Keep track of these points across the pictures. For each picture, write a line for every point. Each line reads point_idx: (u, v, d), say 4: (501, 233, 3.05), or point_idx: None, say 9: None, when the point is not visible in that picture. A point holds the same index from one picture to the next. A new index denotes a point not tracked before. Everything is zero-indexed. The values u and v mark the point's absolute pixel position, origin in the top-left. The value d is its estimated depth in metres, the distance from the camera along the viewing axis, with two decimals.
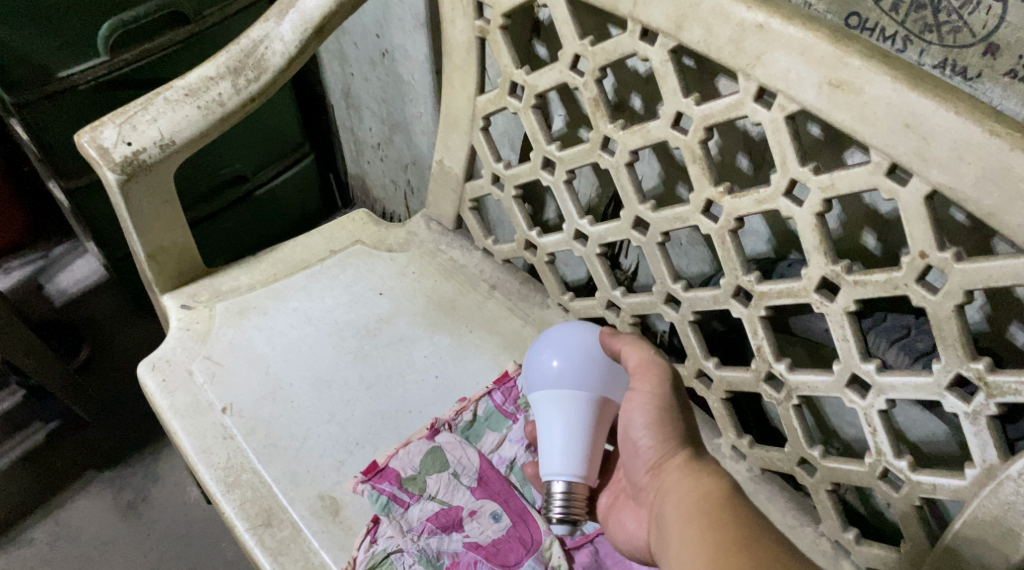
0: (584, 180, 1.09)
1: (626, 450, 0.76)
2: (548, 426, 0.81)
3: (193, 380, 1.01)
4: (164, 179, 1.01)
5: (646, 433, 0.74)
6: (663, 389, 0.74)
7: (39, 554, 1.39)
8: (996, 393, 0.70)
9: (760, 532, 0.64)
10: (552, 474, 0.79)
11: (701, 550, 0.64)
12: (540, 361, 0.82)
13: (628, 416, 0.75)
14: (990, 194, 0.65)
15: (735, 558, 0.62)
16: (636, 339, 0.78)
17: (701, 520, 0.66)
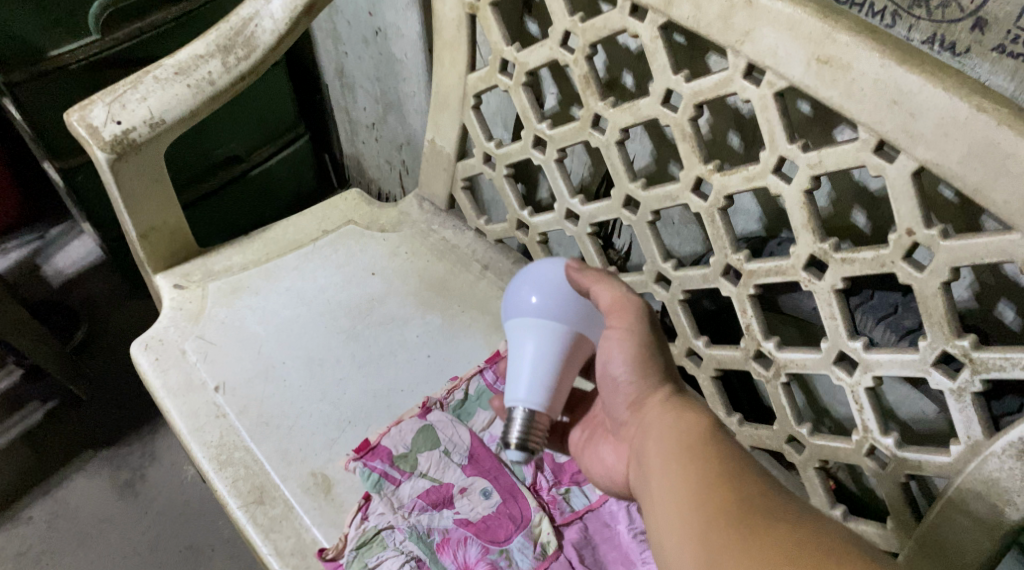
0: (576, 159, 1.08)
1: (604, 386, 0.78)
2: (518, 356, 0.80)
3: (186, 358, 1.02)
4: (154, 158, 1.01)
5: (626, 368, 0.76)
6: (639, 325, 0.76)
7: (37, 532, 1.41)
8: (981, 369, 0.70)
9: (742, 459, 0.67)
10: (515, 403, 0.78)
11: (685, 476, 0.66)
12: (518, 294, 0.81)
13: (607, 352, 0.77)
14: (976, 170, 0.65)
15: (719, 483, 0.64)
16: (607, 276, 0.79)
17: (684, 450, 0.68)
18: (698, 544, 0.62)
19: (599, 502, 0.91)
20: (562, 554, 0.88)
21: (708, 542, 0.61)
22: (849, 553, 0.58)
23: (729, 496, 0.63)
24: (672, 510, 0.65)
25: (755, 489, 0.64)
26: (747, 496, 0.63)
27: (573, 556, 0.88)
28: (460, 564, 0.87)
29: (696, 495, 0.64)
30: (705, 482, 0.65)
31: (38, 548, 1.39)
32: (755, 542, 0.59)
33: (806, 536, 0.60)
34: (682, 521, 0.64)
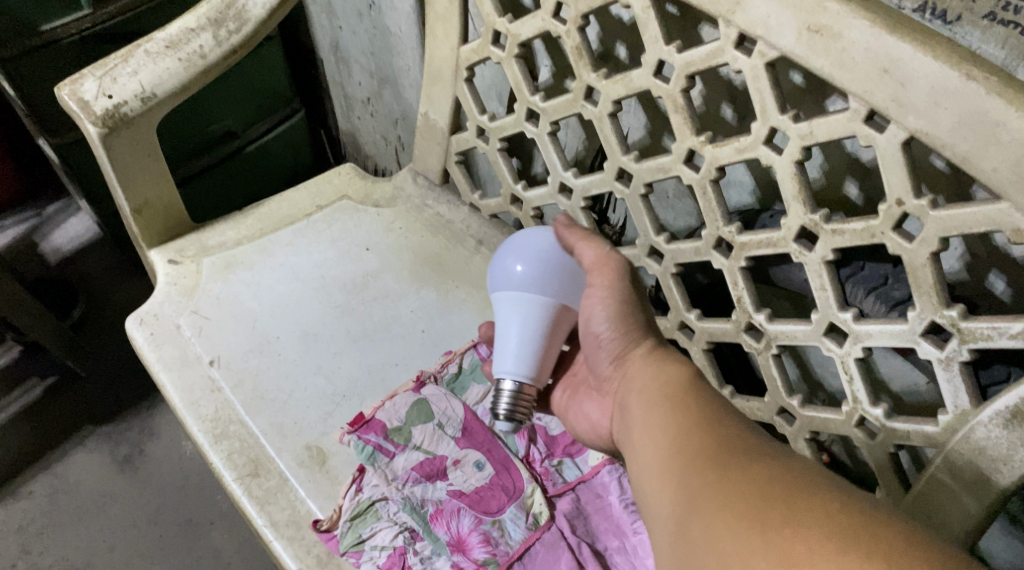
0: (570, 133, 1.08)
1: (588, 343, 0.83)
2: (505, 327, 0.83)
3: (181, 333, 1.02)
4: (146, 132, 1.01)
5: (608, 325, 0.80)
6: (622, 283, 0.80)
7: (39, 506, 1.42)
8: (969, 339, 0.70)
9: (723, 409, 0.69)
10: (502, 374, 0.82)
11: (666, 425, 0.70)
12: (504, 264, 0.83)
13: (589, 310, 0.81)
14: (966, 139, 0.65)
15: (694, 429, 0.67)
16: (592, 235, 0.83)
17: (665, 402, 0.72)
18: (677, 487, 0.64)
19: (591, 473, 0.92)
20: (555, 524, 0.88)
21: (684, 483, 0.64)
22: (819, 484, 0.59)
23: (705, 440, 0.66)
24: (654, 458, 0.68)
25: (731, 434, 0.66)
26: (722, 438, 0.66)
27: (566, 526, 0.88)
28: (453, 535, 0.88)
29: (674, 441, 0.67)
30: (683, 429, 0.68)
31: (40, 522, 1.40)
32: (728, 478, 0.62)
33: (778, 470, 0.61)
34: (663, 469, 0.66)
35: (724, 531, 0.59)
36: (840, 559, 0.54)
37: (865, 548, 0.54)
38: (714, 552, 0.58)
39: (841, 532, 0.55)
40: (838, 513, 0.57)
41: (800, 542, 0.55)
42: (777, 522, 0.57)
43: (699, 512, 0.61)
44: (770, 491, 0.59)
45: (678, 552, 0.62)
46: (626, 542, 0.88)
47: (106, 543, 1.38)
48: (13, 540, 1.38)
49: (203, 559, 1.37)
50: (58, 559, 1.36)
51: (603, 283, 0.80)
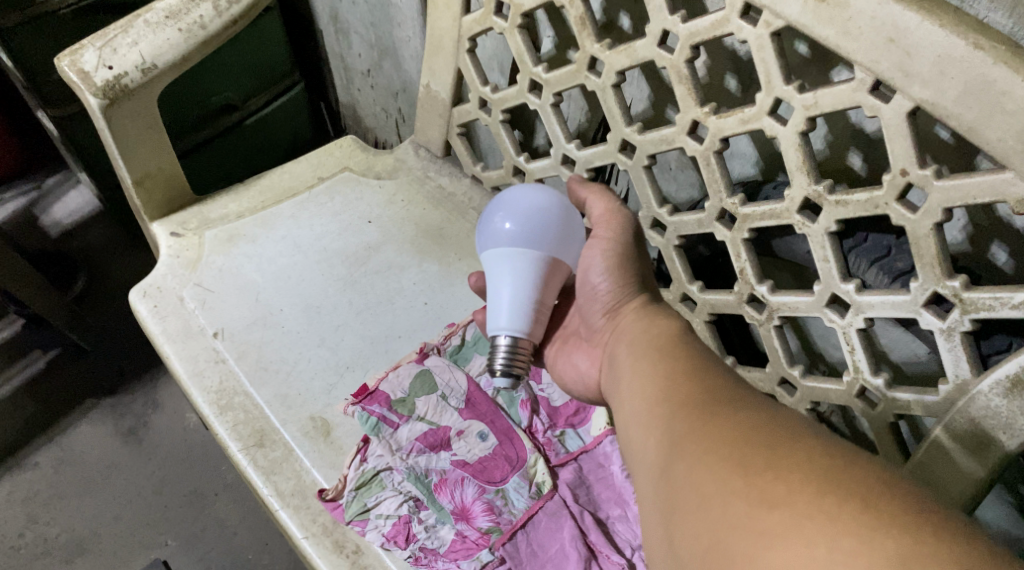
0: (572, 104, 1.07)
1: (583, 294, 0.84)
2: (496, 284, 0.83)
3: (184, 305, 1.02)
4: (146, 104, 1.00)
5: (605, 276, 0.81)
6: (623, 234, 0.82)
7: (44, 477, 1.43)
8: (970, 310, 0.71)
9: (712, 364, 0.70)
10: (497, 330, 0.82)
11: (654, 376, 0.70)
12: (492, 223, 0.84)
13: (588, 261, 0.83)
14: (971, 108, 0.65)
15: (682, 380, 0.68)
16: (603, 191, 0.86)
17: (657, 356, 0.72)
18: (663, 431, 0.65)
19: (594, 443, 0.93)
20: (558, 493, 0.89)
21: (670, 427, 0.64)
22: (803, 432, 0.60)
23: (694, 389, 0.66)
24: (640, 404, 0.69)
25: (720, 385, 0.67)
26: (709, 387, 0.66)
27: (568, 495, 0.89)
28: (457, 504, 0.89)
29: (662, 390, 0.68)
30: (673, 380, 0.68)
31: (45, 493, 1.41)
32: (714, 423, 0.62)
33: (763, 418, 0.62)
34: (649, 415, 0.67)
35: (706, 471, 0.59)
36: (819, 501, 0.54)
37: (844, 491, 0.54)
38: (695, 493, 0.59)
39: (820, 475, 0.56)
40: (820, 458, 0.57)
41: (780, 484, 0.56)
42: (760, 466, 0.58)
43: (683, 456, 0.61)
44: (756, 436, 0.60)
45: (660, 494, 0.62)
46: (628, 511, 0.89)
47: (112, 513, 1.39)
48: (19, 510, 1.40)
49: (208, 529, 1.38)
50: (64, 529, 1.38)
51: (604, 232, 0.82)
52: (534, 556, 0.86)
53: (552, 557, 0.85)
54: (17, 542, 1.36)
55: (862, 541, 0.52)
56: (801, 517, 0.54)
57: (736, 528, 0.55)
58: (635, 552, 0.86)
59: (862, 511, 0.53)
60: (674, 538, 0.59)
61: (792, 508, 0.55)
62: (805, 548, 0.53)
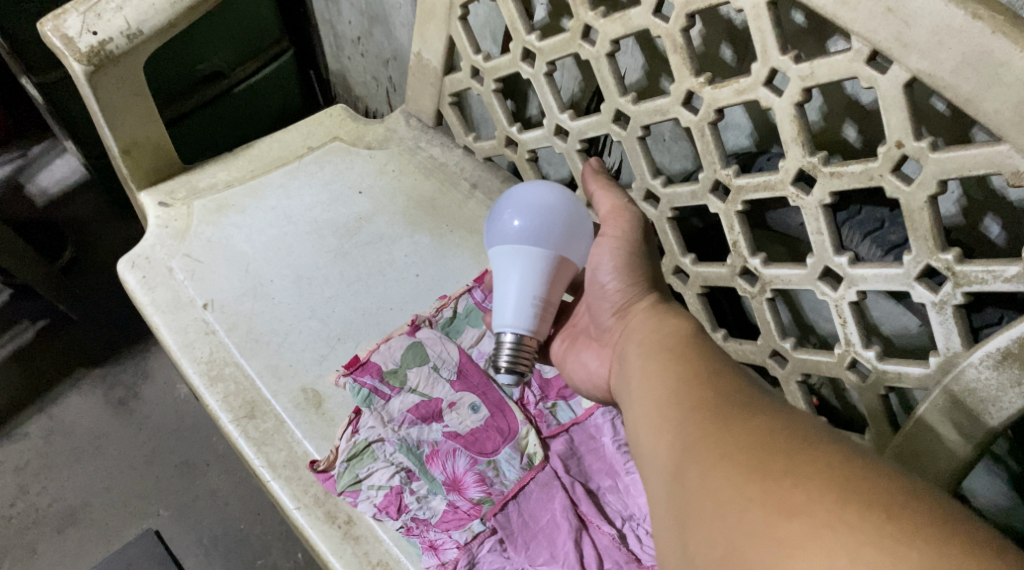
0: (566, 73, 1.06)
1: (592, 294, 0.84)
2: (502, 280, 0.83)
3: (173, 276, 1.01)
4: (132, 71, 0.99)
5: (612, 275, 0.82)
6: (631, 231, 0.83)
7: (35, 448, 1.43)
8: (963, 283, 0.71)
9: (724, 364, 0.70)
10: (502, 327, 0.82)
11: (665, 376, 0.70)
12: (501, 220, 0.83)
13: (596, 259, 0.83)
14: (968, 79, 0.64)
15: (693, 380, 0.68)
16: (610, 186, 0.86)
17: (669, 355, 0.72)
18: (673, 434, 0.65)
19: (585, 415, 0.93)
20: (549, 465, 0.90)
21: (681, 430, 0.64)
22: (818, 438, 0.60)
23: (705, 391, 0.66)
24: (649, 405, 0.69)
25: (731, 387, 0.67)
26: (721, 389, 0.66)
27: (559, 467, 0.90)
28: (449, 474, 0.89)
29: (673, 391, 0.68)
30: (684, 380, 0.68)
31: (37, 463, 1.41)
32: (727, 426, 0.62)
33: (778, 423, 0.62)
34: (659, 416, 0.67)
35: (721, 478, 0.59)
36: (840, 512, 0.54)
37: (865, 501, 0.55)
38: (708, 500, 0.59)
39: (839, 484, 0.56)
40: (839, 466, 0.57)
41: (799, 492, 0.56)
42: (777, 474, 0.58)
43: (696, 461, 0.61)
44: (772, 443, 0.60)
45: (672, 498, 0.62)
46: (619, 482, 0.89)
47: (104, 483, 1.39)
48: (11, 480, 1.39)
49: (200, 499, 1.39)
50: (56, 498, 1.38)
51: (613, 229, 0.83)
52: (525, 527, 0.86)
53: (544, 528, 0.86)
54: (10, 511, 1.36)
55: (884, 551, 0.52)
56: (821, 527, 0.54)
57: (754, 536, 0.56)
58: (626, 522, 0.87)
59: (884, 521, 0.54)
60: (687, 542, 0.59)
61: (812, 518, 0.55)
62: (826, 558, 0.53)
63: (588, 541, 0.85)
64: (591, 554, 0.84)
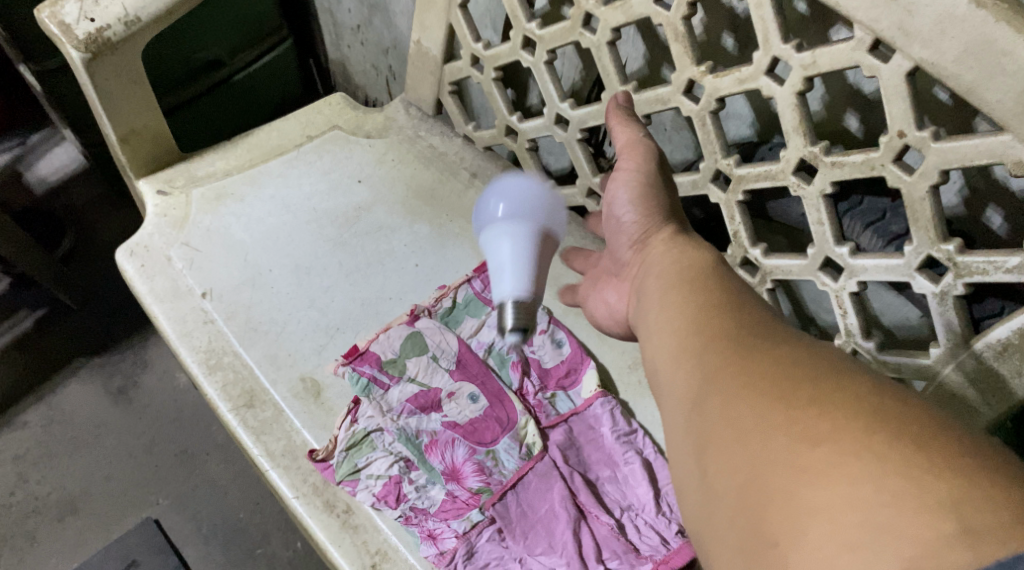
0: (567, 62, 1.05)
1: (612, 228, 0.85)
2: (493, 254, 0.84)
3: (171, 265, 1.01)
4: (130, 58, 0.98)
5: (631, 209, 0.83)
6: (645, 164, 0.82)
7: (34, 436, 1.43)
8: (964, 273, 0.70)
9: (748, 301, 0.70)
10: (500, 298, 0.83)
11: (686, 310, 0.70)
12: (484, 209, 0.89)
13: (616, 192, 0.84)
14: (970, 68, 0.64)
15: (714, 315, 0.68)
16: (629, 118, 0.85)
17: (687, 289, 0.72)
18: (693, 364, 0.65)
19: (584, 405, 0.92)
20: (548, 454, 0.89)
21: (702, 362, 0.65)
22: (845, 368, 0.60)
23: (727, 325, 0.66)
24: (670, 338, 0.69)
25: (754, 321, 0.66)
26: (744, 323, 0.66)
27: (558, 456, 0.89)
28: (448, 464, 0.89)
29: (694, 324, 0.68)
30: (706, 314, 0.68)
31: (36, 451, 1.41)
32: (750, 357, 0.62)
33: (807, 357, 0.61)
34: (682, 350, 0.67)
35: (743, 405, 0.59)
36: (866, 440, 0.54)
37: (892, 432, 0.54)
38: (728, 426, 0.59)
39: (865, 411, 0.55)
40: (865, 395, 0.56)
41: (823, 418, 0.56)
42: (801, 400, 0.57)
43: (716, 391, 0.62)
44: (796, 372, 0.60)
45: (691, 427, 0.62)
46: (618, 472, 0.89)
47: (103, 472, 1.39)
48: (10, 468, 1.39)
49: (199, 488, 1.39)
50: (55, 487, 1.38)
51: (629, 163, 0.82)
52: (524, 516, 0.86)
53: (542, 517, 0.86)
54: (9, 500, 1.36)
55: (906, 479, 0.51)
56: (843, 451, 0.53)
57: (775, 462, 0.56)
58: (624, 512, 0.87)
59: (911, 450, 0.53)
60: (707, 472, 0.59)
61: (837, 445, 0.54)
62: (848, 483, 0.52)
63: (587, 531, 0.85)
64: (589, 544, 0.84)
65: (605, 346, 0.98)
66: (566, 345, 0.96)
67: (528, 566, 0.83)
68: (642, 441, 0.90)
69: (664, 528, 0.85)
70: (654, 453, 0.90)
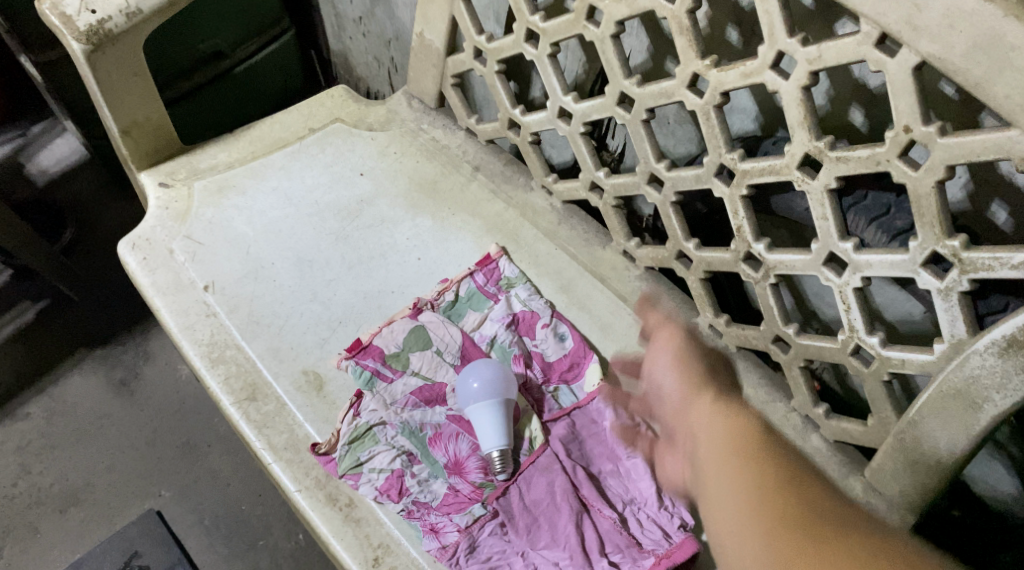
0: (570, 55, 1.05)
1: (651, 395, 0.85)
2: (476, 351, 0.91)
3: (173, 258, 1.01)
4: (132, 50, 0.98)
5: (672, 377, 0.84)
6: (682, 340, 0.85)
7: (36, 428, 1.43)
8: (970, 270, 0.70)
9: (802, 471, 0.73)
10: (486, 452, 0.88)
11: (740, 489, 0.72)
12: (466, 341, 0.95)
13: (656, 368, 0.85)
14: (979, 64, 0.64)
15: (775, 496, 0.70)
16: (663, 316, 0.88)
17: (743, 456, 0.74)
18: (759, 552, 0.68)
19: (586, 400, 0.93)
20: (549, 448, 0.89)
21: (760, 553, 0.68)
22: (900, 551, 0.64)
23: (786, 503, 0.70)
24: (725, 535, 0.71)
25: (810, 493, 0.70)
26: (804, 495, 0.70)
27: (560, 450, 0.90)
28: (451, 457, 0.89)
29: (752, 504, 0.71)
30: (765, 482, 0.71)
31: (39, 443, 1.42)
32: (816, 554, 0.66)
33: (866, 539, 0.65)
34: (740, 517, 0.71)
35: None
36: None
37: None
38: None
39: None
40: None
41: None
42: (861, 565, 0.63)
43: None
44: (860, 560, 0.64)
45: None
46: (620, 466, 0.89)
47: (105, 464, 1.40)
48: (12, 460, 1.40)
49: (201, 480, 1.39)
50: (58, 478, 1.38)
51: (664, 342, 0.85)
52: (526, 510, 0.86)
53: (545, 511, 0.85)
54: (12, 491, 1.37)
55: None
56: None
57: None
58: (626, 506, 0.86)
59: None
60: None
61: None
62: None
63: (589, 524, 0.84)
64: (592, 537, 0.84)
65: (607, 340, 0.98)
66: (569, 340, 0.97)
67: (531, 559, 0.83)
68: None
69: (667, 522, 0.85)
70: None
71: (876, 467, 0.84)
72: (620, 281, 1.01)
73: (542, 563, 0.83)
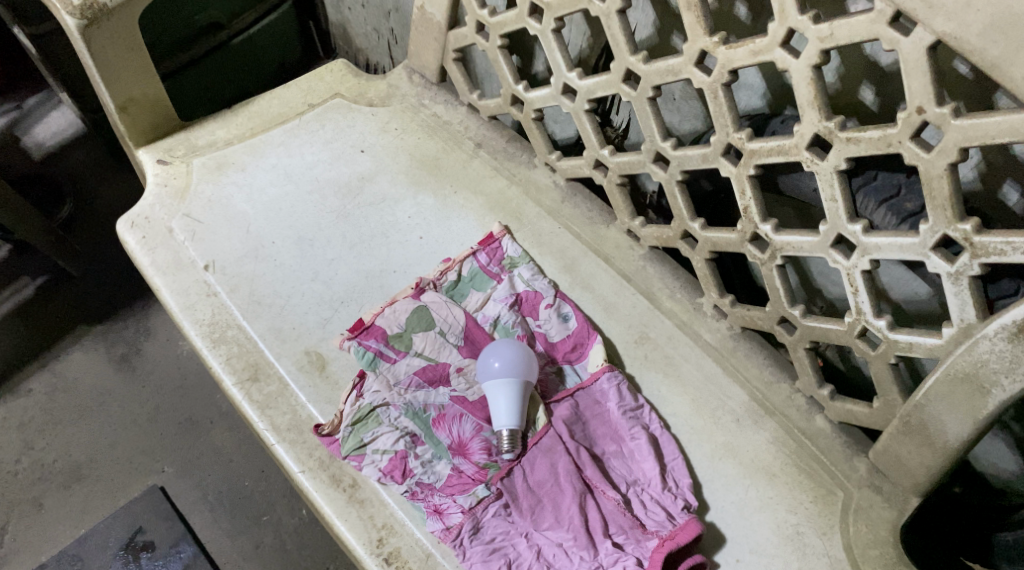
0: (574, 29, 1.03)
1: (578, 492, 0.84)
2: (493, 382, 0.88)
3: (173, 237, 0.99)
4: (127, 24, 0.97)
5: (603, 499, 0.84)
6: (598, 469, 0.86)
7: (39, 404, 1.43)
8: (981, 254, 0.69)
9: None
10: (496, 430, 0.87)
11: None
12: (488, 357, 0.90)
13: (585, 499, 0.84)
14: (996, 43, 0.63)
15: None
16: (558, 450, 0.87)
17: None
18: None
19: (591, 380, 0.91)
20: (552, 429, 0.88)
21: None
22: None
23: None
24: None
25: None
26: None
27: (563, 431, 0.88)
28: (455, 438, 0.88)
29: None
30: None
31: (41, 419, 1.41)
32: None
33: None
34: None
35: None
36: None
37: None
38: None
39: None
40: None
41: None
42: None
43: None
44: None
45: None
46: (624, 447, 0.88)
47: (108, 440, 1.40)
48: (15, 436, 1.40)
49: (205, 456, 1.39)
50: (61, 454, 1.38)
51: (585, 489, 0.84)
52: (530, 491, 0.85)
53: (549, 492, 0.85)
54: (15, 467, 1.37)
55: None
56: None
57: None
58: (630, 487, 0.86)
59: None
60: None
61: None
62: None
63: (593, 505, 0.84)
64: (595, 519, 0.83)
65: (611, 320, 0.97)
66: (573, 320, 0.96)
67: (535, 541, 0.82)
68: (648, 416, 0.90)
69: (670, 503, 0.84)
70: (660, 428, 0.89)
71: (880, 449, 0.84)
72: (624, 260, 1.00)
73: (545, 544, 0.82)
